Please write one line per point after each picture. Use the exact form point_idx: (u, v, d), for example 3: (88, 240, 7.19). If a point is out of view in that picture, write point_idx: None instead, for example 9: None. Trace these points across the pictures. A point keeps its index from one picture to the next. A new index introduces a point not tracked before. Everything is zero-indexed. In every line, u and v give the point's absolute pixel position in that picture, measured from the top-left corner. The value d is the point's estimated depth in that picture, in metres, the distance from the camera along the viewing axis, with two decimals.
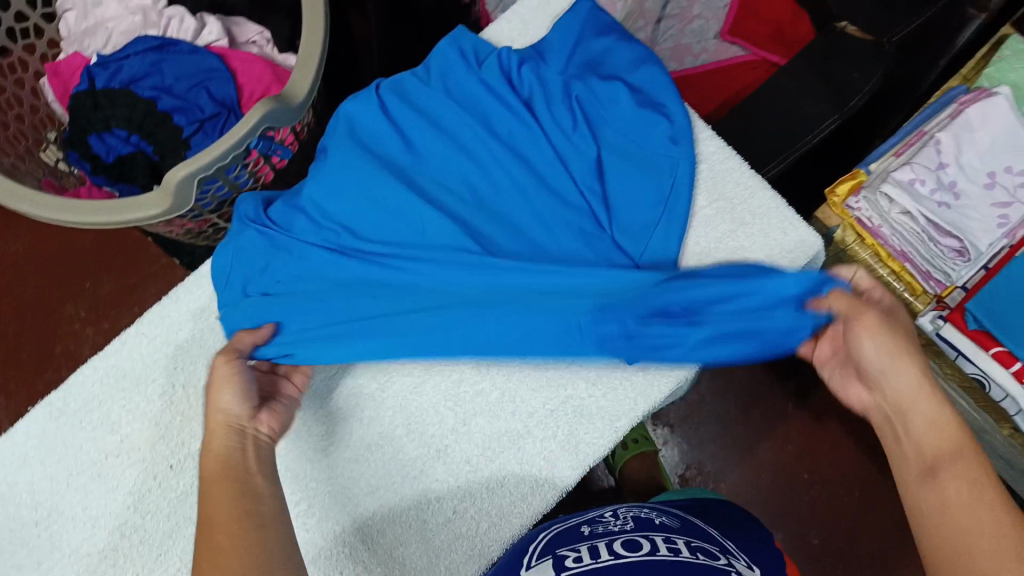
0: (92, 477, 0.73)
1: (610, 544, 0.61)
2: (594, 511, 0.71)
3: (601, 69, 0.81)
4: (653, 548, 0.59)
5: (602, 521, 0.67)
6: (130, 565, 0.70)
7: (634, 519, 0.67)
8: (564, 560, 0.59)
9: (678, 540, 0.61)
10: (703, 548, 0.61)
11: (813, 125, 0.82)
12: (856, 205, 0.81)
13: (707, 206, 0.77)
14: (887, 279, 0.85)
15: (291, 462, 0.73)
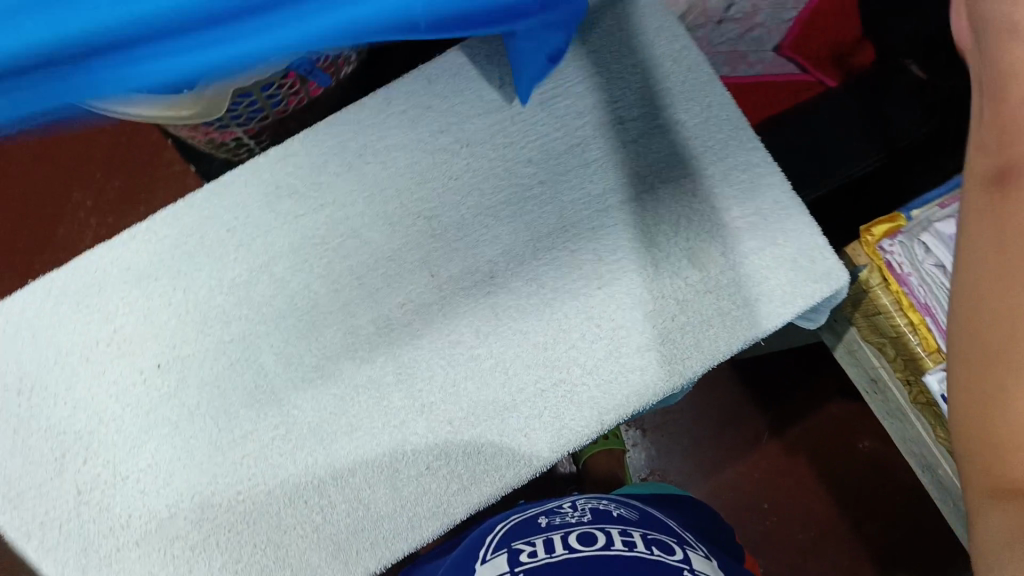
0: (80, 360, 0.74)
1: (566, 538, 0.60)
2: (554, 501, 0.71)
3: None
4: (608, 543, 0.59)
5: (562, 513, 0.67)
6: (104, 451, 0.71)
7: (595, 513, 0.67)
8: (519, 555, 0.59)
9: (634, 534, 0.62)
10: (661, 541, 0.61)
11: (855, 161, 0.80)
12: (890, 247, 0.81)
13: (740, 217, 0.75)
14: (901, 330, 0.81)
15: (279, 385, 0.73)
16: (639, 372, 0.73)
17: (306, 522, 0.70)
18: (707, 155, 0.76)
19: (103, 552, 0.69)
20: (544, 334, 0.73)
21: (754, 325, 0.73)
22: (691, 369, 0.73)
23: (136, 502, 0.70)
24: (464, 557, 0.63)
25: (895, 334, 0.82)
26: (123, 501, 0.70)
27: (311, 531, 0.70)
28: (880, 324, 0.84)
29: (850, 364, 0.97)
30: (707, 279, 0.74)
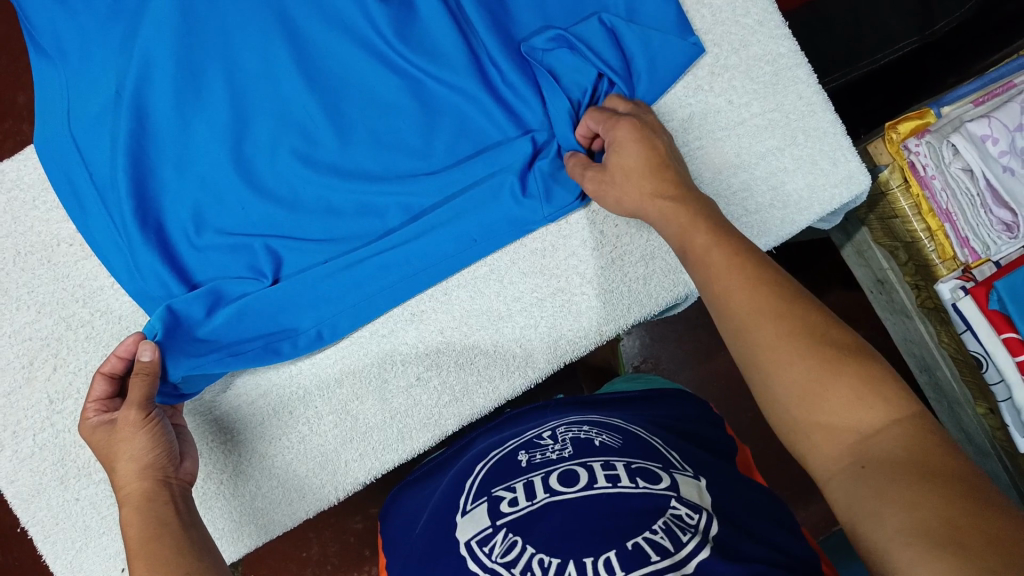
0: (42, 260, 0.68)
1: (546, 479, 0.49)
2: (531, 430, 0.60)
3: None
4: (590, 481, 0.48)
5: (541, 446, 0.55)
6: (72, 357, 0.67)
7: (573, 445, 0.54)
8: (499, 505, 0.48)
9: (617, 464, 0.50)
10: (647, 470, 0.49)
11: (886, 47, 0.77)
12: (915, 148, 0.73)
13: (759, 114, 0.69)
14: (918, 235, 0.77)
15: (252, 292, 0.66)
16: (643, 282, 0.69)
17: (292, 432, 0.68)
18: (728, 45, 0.70)
19: (82, 464, 0.67)
20: (542, 241, 0.69)
21: (765, 233, 0.69)
22: (696, 282, 0.69)
23: None
24: (435, 521, 0.52)
25: (911, 239, 0.78)
26: None
27: (296, 442, 0.68)
28: (896, 228, 0.80)
29: (858, 265, 0.93)
30: (719, 183, 0.69)
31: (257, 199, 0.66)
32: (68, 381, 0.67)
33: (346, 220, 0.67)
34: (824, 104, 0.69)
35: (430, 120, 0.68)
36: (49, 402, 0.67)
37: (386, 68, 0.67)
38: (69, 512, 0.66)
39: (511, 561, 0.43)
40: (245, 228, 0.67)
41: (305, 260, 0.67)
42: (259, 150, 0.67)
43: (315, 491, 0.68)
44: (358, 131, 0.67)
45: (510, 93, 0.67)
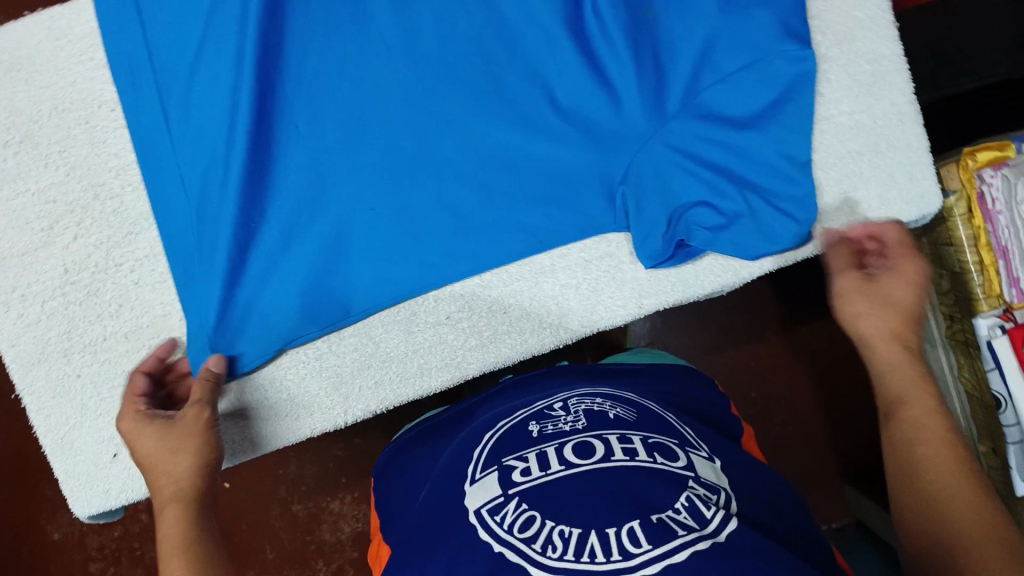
0: (79, 120, 0.65)
1: (561, 450, 0.47)
2: (542, 400, 0.57)
3: None
4: (607, 455, 0.46)
5: (552, 418, 0.52)
6: (96, 230, 0.64)
7: (587, 416, 0.51)
8: (510, 474, 0.46)
9: (634, 438, 0.47)
10: (664, 446, 0.47)
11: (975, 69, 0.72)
12: (989, 179, 0.71)
13: (848, 112, 0.66)
14: (968, 267, 0.76)
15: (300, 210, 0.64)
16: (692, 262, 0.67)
17: (310, 348, 0.66)
18: (832, 35, 0.66)
19: (89, 340, 0.64)
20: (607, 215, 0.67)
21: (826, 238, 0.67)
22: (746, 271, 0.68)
23: (129, 294, 0.64)
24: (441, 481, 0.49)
25: (960, 269, 0.77)
26: (115, 289, 0.64)
27: (312, 358, 0.66)
28: (946, 256, 0.78)
29: None
30: None
31: (325, 92, 0.63)
32: (88, 253, 0.64)
33: (415, 158, 0.64)
34: (915, 116, 0.66)
35: (521, 74, 0.65)
36: (64, 271, 0.64)
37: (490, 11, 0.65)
38: (66, 387, 0.64)
39: (529, 534, 0.41)
40: (308, 124, 0.63)
41: (352, 167, 0.64)
42: (338, 45, 0.63)
43: (323, 411, 0.66)
44: (447, 70, 0.64)
45: (600, 37, 0.65)
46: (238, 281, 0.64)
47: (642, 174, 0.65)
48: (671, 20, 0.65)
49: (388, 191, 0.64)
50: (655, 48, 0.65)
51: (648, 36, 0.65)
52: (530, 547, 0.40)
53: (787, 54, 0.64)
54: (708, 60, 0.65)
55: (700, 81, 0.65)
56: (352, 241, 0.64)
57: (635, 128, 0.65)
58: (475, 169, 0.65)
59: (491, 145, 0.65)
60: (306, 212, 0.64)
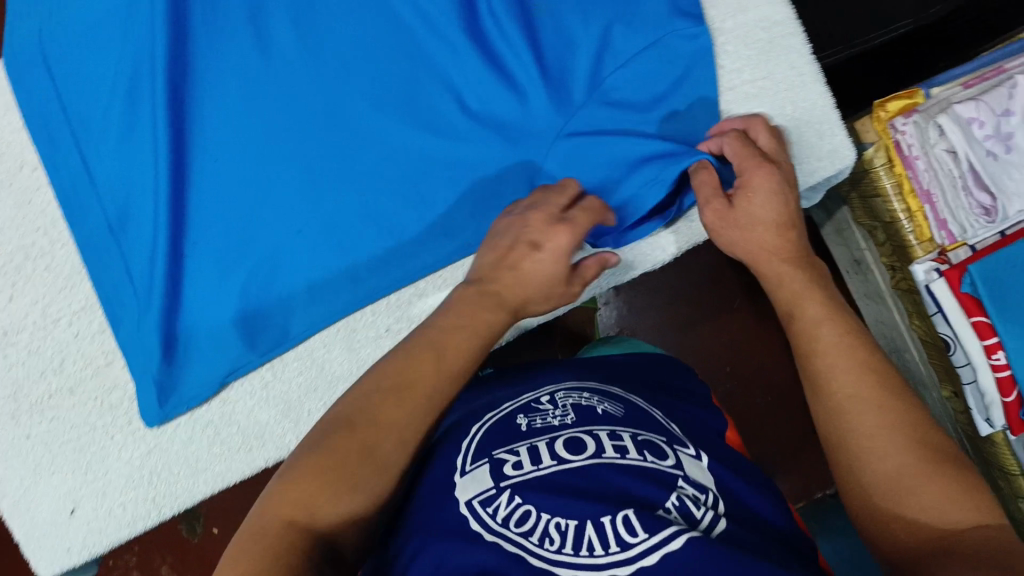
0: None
1: (552, 446, 0.47)
2: (528, 393, 0.56)
3: None
4: (597, 452, 0.46)
5: (540, 411, 0.52)
6: (29, 289, 0.65)
7: (576, 411, 0.51)
8: (501, 466, 0.45)
9: (624, 435, 0.48)
10: (654, 443, 0.48)
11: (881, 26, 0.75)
12: (901, 127, 0.72)
13: (751, 80, 0.68)
14: (896, 215, 0.77)
15: (224, 246, 0.65)
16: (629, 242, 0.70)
17: (254, 377, 0.67)
18: (726, 8, 0.68)
19: (35, 399, 0.65)
20: None
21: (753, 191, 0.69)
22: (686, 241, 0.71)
23: (69, 347, 0.65)
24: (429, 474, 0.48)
25: (891, 219, 0.78)
26: (55, 345, 0.65)
27: (258, 387, 0.67)
28: (876, 208, 0.80)
29: (835, 242, 0.93)
30: None
31: (238, 124, 0.65)
32: (25, 313, 0.65)
33: (334, 181, 0.66)
34: (815, 75, 0.68)
35: (423, 85, 0.66)
36: (3, 334, 0.65)
37: (382, 27, 0.66)
38: (20, 449, 0.64)
39: (524, 527, 0.41)
40: (221, 159, 0.65)
41: (274, 193, 0.65)
42: (241, 80, 0.65)
43: (275, 440, 0.67)
44: (352, 91, 0.66)
45: (501, 37, 0.66)
46: (175, 318, 0.65)
47: (556, 166, 0.66)
48: (567, 11, 0.66)
49: (312, 217, 0.66)
50: (555, 41, 0.67)
51: (546, 29, 0.66)
52: (525, 540, 0.40)
53: (682, 30, 0.66)
54: (607, 46, 0.66)
55: (603, 68, 0.66)
56: (281, 268, 0.66)
57: (544, 122, 0.66)
58: (394, 183, 0.66)
59: (407, 156, 0.66)
60: (234, 242, 0.65)
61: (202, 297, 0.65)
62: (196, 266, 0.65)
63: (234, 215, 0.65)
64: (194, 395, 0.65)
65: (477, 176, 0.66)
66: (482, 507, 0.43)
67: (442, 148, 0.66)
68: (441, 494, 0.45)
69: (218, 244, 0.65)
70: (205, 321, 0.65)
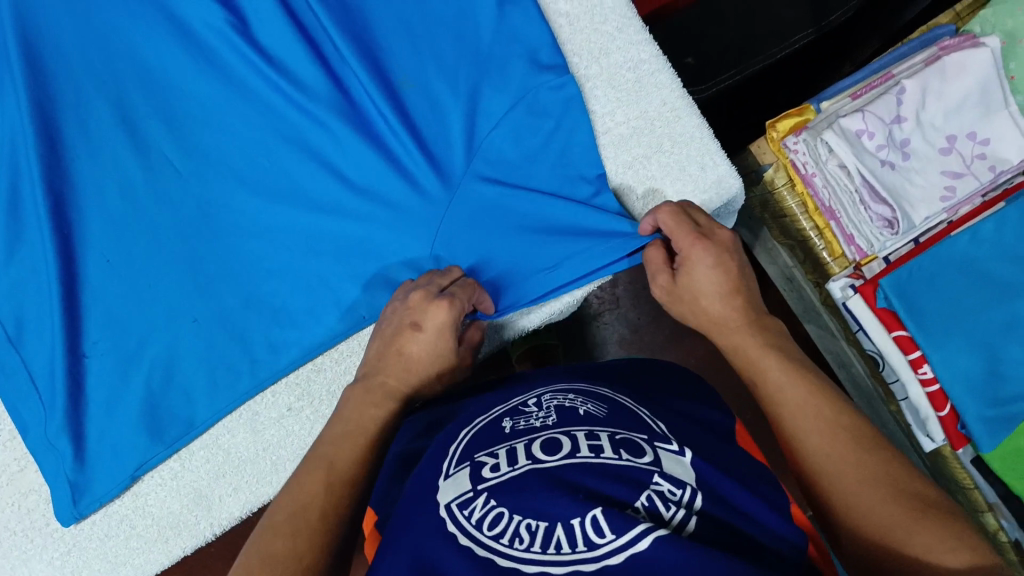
0: None
1: (532, 445, 0.43)
2: (518, 396, 0.51)
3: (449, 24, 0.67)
4: (573, 452, 0.42)
5: (526, 411, 0.48)
6: None
7: (560, 410, 0.47)
8: (479, 467, 0.42)
9: (602, 433, 0.43)
10: (634, 440, 0.43)
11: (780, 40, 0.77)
12: (793, 146, 0.72)
13: (623, 122, 0.68)
14: (807, 233, 0.77)
15: (125, 344, 0.67)
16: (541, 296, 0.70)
17: (163, 469, 0.68)
18: (589, 53, 0.69)
19: None
20: None
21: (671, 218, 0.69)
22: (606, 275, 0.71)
23: None
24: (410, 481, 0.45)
25: (802, 237, 0.78)
26: None
27: (169, 478, 0.68)
28: (788, 227, 0.79)
29: (767, 263, 0.91)
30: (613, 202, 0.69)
31: (125, 226, 0.67)
32: None
33: (226, 268, 0.67)
34: (689, 108, 0.67)
35: (301, 166, 0.68)
36: None
37: (255, 116, 0.68)
38: None
39: (497, 531, 0.38)
40: (114, 261, 0.67)
41: (166, 291, 0.67)
42: (126, 184, 0.67)
43: (191, 527, 0.68)
44: (234, 180, 0.68)
45: (371, 110, 0.67)
46: (80, 420, 0.66)
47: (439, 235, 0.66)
48: (432, 79, 0.67)
49: (207, 306, 0.67)
50: (425, 111, 0.67)
51: (415, 97, 0.67)
52: (495, 545, 0.37)
53: (546, 82, 0.66)
54: (477, 107, 0.67)
55: (476, 127, 0.66)
56: (181, 359, 0.67)
57: (423, 190, 0.66)
58: (284, 264, 0.68)
59: (294, 237, 0.68)
60: (132, 340, 0.67)
61: (108, 397, 0.66)
62: (99, 367, 0.67)
63: (130, 313, 0.67)
64: (107, 491, 0.66)
65: (364, 248, 0.67)
66: (456, 511, 0.40)
67: (328, 224, 0.67)
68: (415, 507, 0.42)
69: (117, 343, 0.67)
70: (111, 422, 0.66)
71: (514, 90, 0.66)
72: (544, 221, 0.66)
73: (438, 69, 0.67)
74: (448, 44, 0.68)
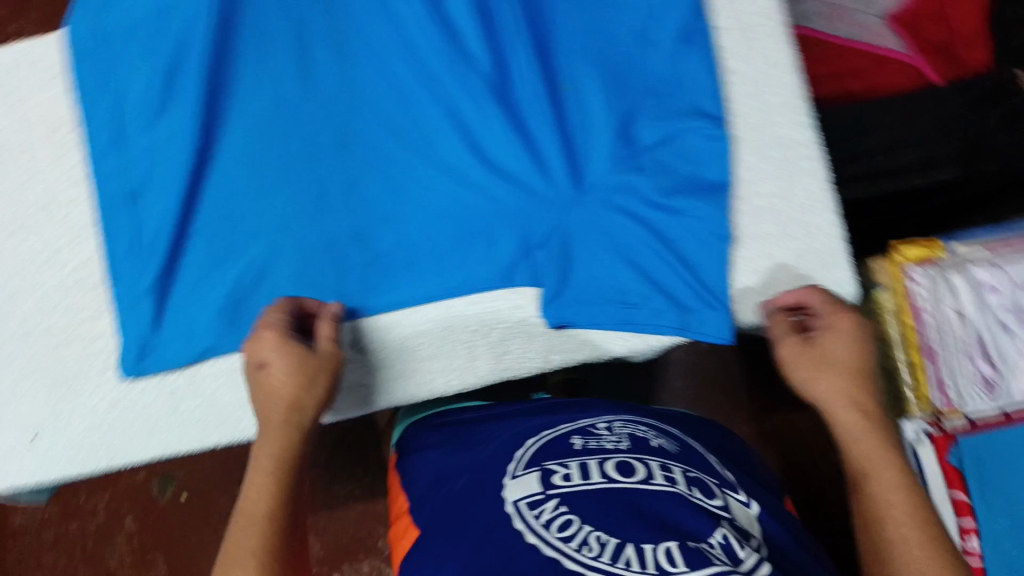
0: (47, 133, 0.72)
1: (603, 465, 0.55)
2: (586, 418, 0.65)
3: (624, 44, 0.69)
4: (647, 476, 0.54)
5: (595, 434, 0.60)
6: (49, 228, 0.71)
7: (630, 441, 0.59)
8: (552, 476, 0.54)
9: (675, 469, 0.56)
10: (702, 482, 0.55)
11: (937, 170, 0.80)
12: (915, 278, 0.70)
13: (760, 194, 0.67)
14: (899, 366, 0.74)
15: (229, 235, 0.69)
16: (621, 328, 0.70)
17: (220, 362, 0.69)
18: (747, 119, 0.69)
19: (28, 328, 0.70)
20: None
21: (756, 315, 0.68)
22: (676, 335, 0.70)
23: (68, 292, 0.70)
24: (485, 473, 0.57)
25: (891, 368, 0.75)
26: (58, 283, 0.71)
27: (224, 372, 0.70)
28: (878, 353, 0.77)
29: None
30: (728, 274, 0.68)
31: (264, 127, 0.70)
32: (40, 251, 0.71)
33: (345, 199, 0.69)
34: (829, 204, 0.67)
35: (445, 128, 0.69)
36: (18, 267, 0.71)
37: (415, 69, 0.70)
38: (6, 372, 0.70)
39: (568, 534, 0.48)
40: (245, 157, 0.70)
41: (282, 203, 0.69)
42: (279, 92, 0.70)
43: (230, 422, 0.70)
44: (379, 123, 0.70)
45: (526, 100, 0.69)
46: (162, 288, 0.69)
47: (548, 239, 0.68)
48: (592, 89, 0.68)
49: (315, 228, 0.69)
50: (574, 119, 0.69)
51: (571, 100, 0.69)
52: (566, 545, 0.47)
53: (698, 131, 0.67)
54: (627, 130, 0.67)
55: (624, 149, 0.67)
56: (276, 267, 0.69)
57: (548, 192, 0.67)
58: (399, 214, 0.69)
59: (414, 191, 0.69)
60: (235, 233, 0.69)
61: (199, 281, 0.69)
62: (197, 246, 0.69)
63: (244, 212, 0.69)
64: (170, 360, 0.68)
65: (476, 228, 0.68)
66: (529, 507, 0.51)
67: (453, 191, 0.69)
68: (497, 497, 0.53)
69: (220, 233, 0.69)
70: (189, 304, 0.69)
71: (667, 127, 0.67)
72: (652, 273, 0.66)
73: (607, 82, 0.68)
74: (620, 61, 0.68)
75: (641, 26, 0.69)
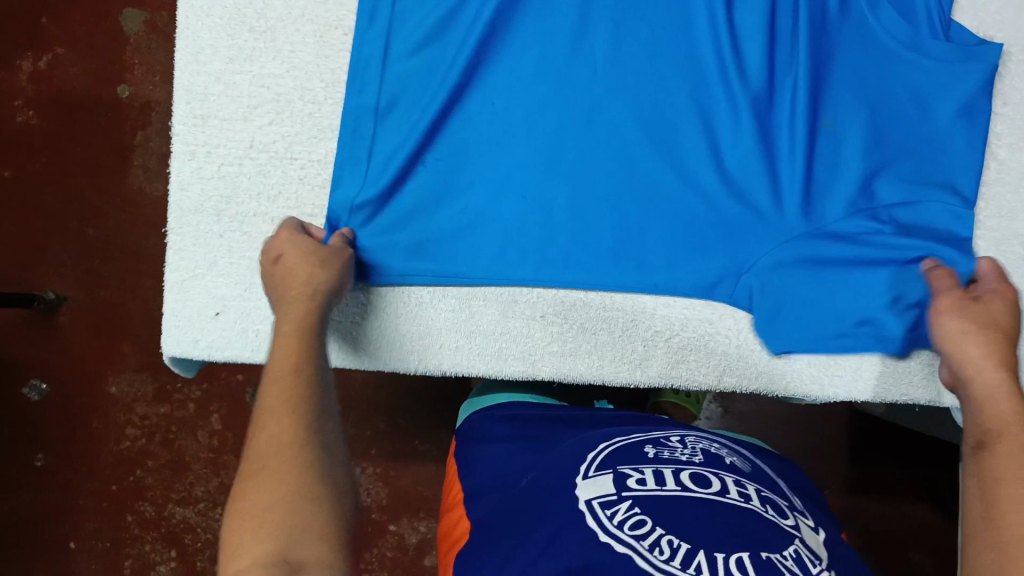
0: (314, 32, 0.72)
1: (679, 475, 0.55)
2: (660, 430, 0.64)
3: (898, 97, 0.69)
4: (722, 490, 0.54)
5: (668, 446, 0.60)
6: (288, 123, 0.72)
7: (703, 455, 0.59)
8: (627, 480, 0.54)
9: (747, 486, 0.55)
10: (774, 500, 0.55)
11: None
12: None
13: None
14: None
15: (457, 174, 0.70)
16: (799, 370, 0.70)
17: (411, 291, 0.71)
18: (995, 207, 0.70)
19: (243, 210, 0.72)
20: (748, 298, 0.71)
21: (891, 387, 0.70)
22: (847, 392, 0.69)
23: (291, 185, 0.72)
24: (558, 473, 0.58)
25: None
26: (281, 177, 0.72)
27: (413, 301, 0.71)
28: None
29: None
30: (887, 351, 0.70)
31: (518, 81, 0.70)
32: (274, 137, 0.72)
33: (579, 170, 0.69)
34: None
35: (696, 131, 0.69)
36: (249, 147, 0.72)
37: (685, 67, 0.70)
38: (211, 242, 0.72)
39: (640, 533, 0.49)
40: (496, 102, 0.70)
41: (520, 157, 0.70)
42: (547, 50, 0.70)
43: (404, 350, 0.71)
44: (633, 105, 0.70)
45: (778, 121, 0.70)
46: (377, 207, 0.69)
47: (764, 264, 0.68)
48: (854, 135, 0.69)
49: (543, 190, 0.69)
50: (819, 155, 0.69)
51: (827, 138, 0.69)
52: (639, 542, 0.48)
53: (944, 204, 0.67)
54: (876, 183, 0.68)
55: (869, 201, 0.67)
56: (494, 216, 0.69)
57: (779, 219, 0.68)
58: (626, 200, 0.69)
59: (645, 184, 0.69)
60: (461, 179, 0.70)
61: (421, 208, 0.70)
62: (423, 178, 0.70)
63: (478, 156, 0.70)
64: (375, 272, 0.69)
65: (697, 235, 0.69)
66: (603, 509, 0.51)
67: (686, 193, 0.69)
68: (570, 495, 0.53)
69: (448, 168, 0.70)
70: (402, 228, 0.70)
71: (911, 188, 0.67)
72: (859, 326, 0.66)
73: (870, 130, 0.68)
74: (886, 114, 0.69)
75: (917, 85, 0.69)
